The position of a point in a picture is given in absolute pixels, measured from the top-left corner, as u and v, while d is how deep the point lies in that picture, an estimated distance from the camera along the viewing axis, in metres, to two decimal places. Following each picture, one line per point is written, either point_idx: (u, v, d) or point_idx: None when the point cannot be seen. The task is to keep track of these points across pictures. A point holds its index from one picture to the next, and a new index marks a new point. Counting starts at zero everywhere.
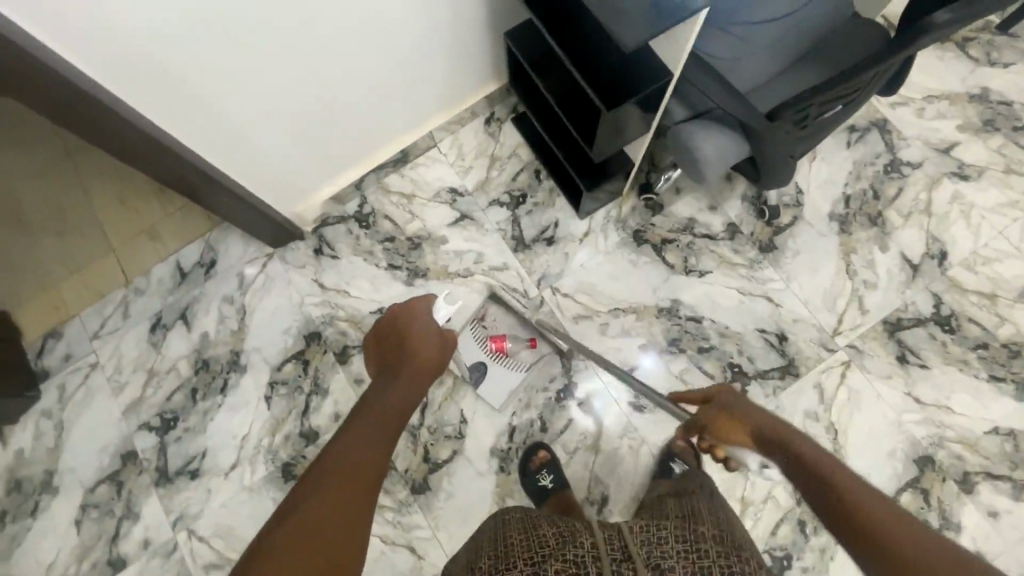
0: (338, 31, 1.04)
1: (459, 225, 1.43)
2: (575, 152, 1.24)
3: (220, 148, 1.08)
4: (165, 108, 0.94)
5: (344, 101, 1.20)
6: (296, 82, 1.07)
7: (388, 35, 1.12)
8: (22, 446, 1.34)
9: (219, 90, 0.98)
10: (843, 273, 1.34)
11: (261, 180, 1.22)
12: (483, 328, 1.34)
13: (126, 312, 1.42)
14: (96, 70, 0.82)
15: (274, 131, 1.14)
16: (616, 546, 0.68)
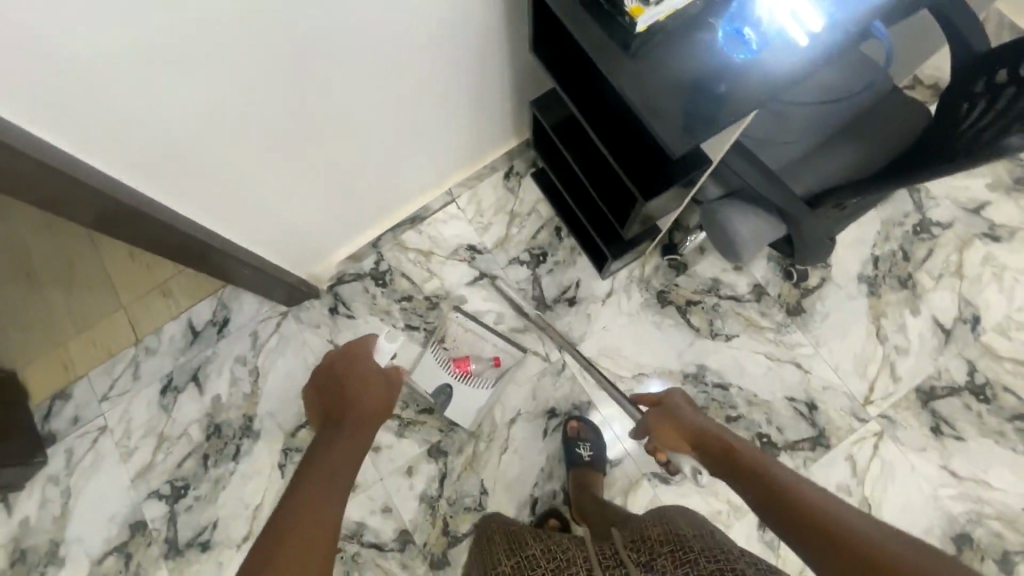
0: (347, 83, 0.95)
1: (478, 284, 1.40)
2: (600, 218, 1.20)
3: (215, 207, 1.00)
4: (153, 173, 0.85)
5: (351, 151, 1.12)
6: (299, 136, 0.99)
7: (402, 85, 1.04)
8: (27, 515, 1.30)
9: (207, 143, 0.86)
10: (873, 339, 1.31)
11: (257, 236, 1.14)
12: (445, 350, 1.32)
13: (136, 373, 1.39)
14: (62, 129, 0.70)
15: (266, 180, 1.03)
16: (608, 555, 0.80)
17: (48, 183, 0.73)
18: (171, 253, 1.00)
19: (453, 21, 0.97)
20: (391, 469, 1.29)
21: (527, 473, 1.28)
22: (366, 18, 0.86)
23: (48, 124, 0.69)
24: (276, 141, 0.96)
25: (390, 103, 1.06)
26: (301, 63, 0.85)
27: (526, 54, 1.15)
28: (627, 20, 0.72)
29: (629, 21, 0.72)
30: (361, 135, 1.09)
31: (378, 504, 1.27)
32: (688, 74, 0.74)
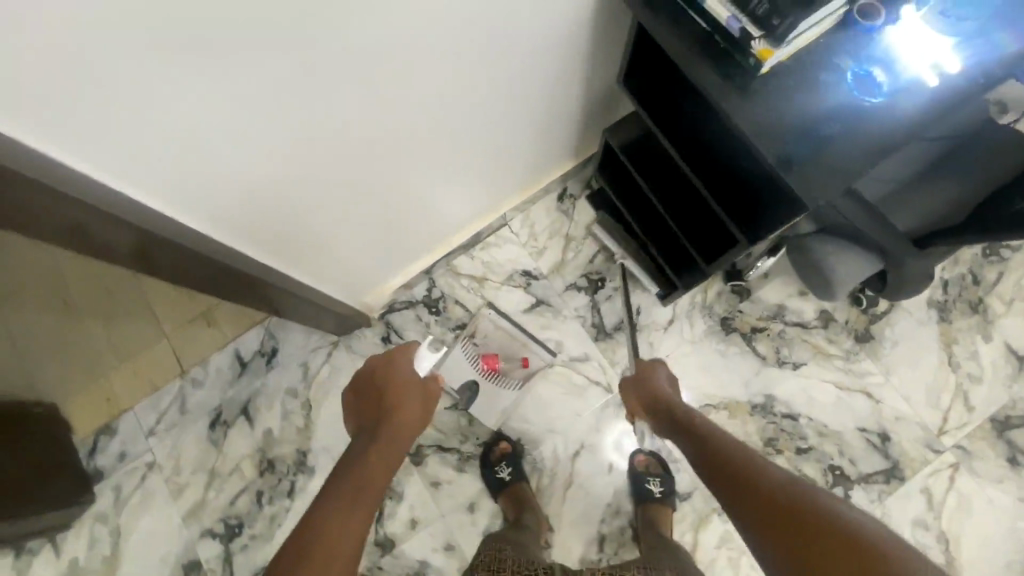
0: (412, 104, 0.85)
1: (535, 311, 1.36)
2: (670, 246, 1.15)
3: (266, 237, 0.92)
4: (209, 208, 0.78)
5: (409, 175, 1.03)
6: (360, 163, 0.90)
7: (469, 105, 0.95)
8: (76, 556, 1.27)
9: (259, 169, 0.77)
10: (945, 367, 1.27)
11: (307, 264, 1.07)
12: (474, 346, 1.30)
13: (184, 407, 1.35)
14: (102, 161, 0.60)
15: (319, 206, 0.93)
16: None
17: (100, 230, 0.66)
18: (224, 288, 0.94)
19: (531, 40, 0.89)
20: (453, 505, 1.26)
21: (592, 508, 1.25)
22: (442, 36, 0.77)
23: (104, 167, 0.61)
24: (337, 170, 0.88)
25: (454, 125, 0.97)
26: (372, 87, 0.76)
27: (595, 80, 1.10)
28: (751, 60, 0.67)
29: (755, 63, 0.67)
30: (421, 159, 1.01)
31: (440, 541, 1.24)
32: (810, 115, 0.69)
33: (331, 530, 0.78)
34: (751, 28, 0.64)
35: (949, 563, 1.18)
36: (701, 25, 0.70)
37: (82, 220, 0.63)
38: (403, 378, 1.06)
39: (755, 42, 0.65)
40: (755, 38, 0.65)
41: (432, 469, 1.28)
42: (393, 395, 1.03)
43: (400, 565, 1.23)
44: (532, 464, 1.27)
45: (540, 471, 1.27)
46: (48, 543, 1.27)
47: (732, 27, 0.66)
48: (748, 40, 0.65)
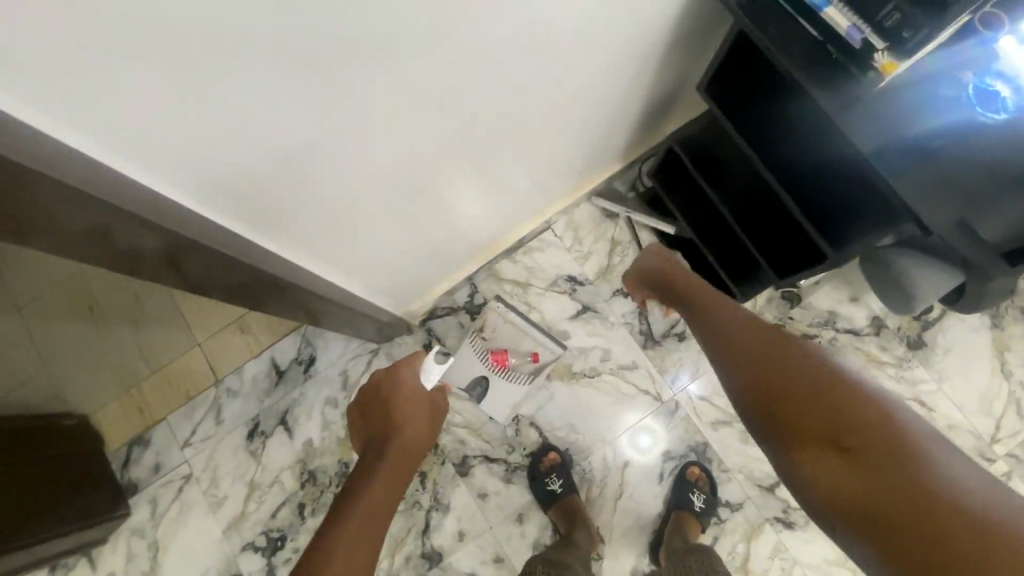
0: (488, 94, 0.76)
1: (581, 317, 1.33)
2: (731, 255, 1.12)
3: (328, 253, 0.87)
4: (283, 228, 0.73)
5: (469, 180, 0.98)
6: (426, 170, 0.84)
7: (540, 110, 0.90)
8: (113, 570, 1.24)
9: (325, 173, 0.67)
10: (998, 374, 1.26)
11: (363, 276, 1.03)
12: (483, 341, 1.24)
13: (220, 416, 1.31)
14: (156, 165, 0.48)
15: (376, 208, 0.85)
16: None
17: (185, 262, 0.62)
18: (288, 306, 0.90)
19: (615, 37, 0.83)
20: (502, 516, 1.24)
21: (642, 518, 1.24)
22: (532, 42, 0.72)
23: (198, 195, 0.56)
24: (404, 181, 0.83)
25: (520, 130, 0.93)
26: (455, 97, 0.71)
27: (657, 81, 1.05)
28: (873, 73, 0.66)
29: (876, 75, 0.66)
30: (484, 164, 0.96)
31: (488, 554, 1.21)
32: (920, 135, 0.67)
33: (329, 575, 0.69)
34: (875, 40, 0.63)
35: None
36: (813, 34, 0.70)
37: (173, 255, 0.59)
38: (408, 394, 0.97)
39: (877, 55, 0.64)
40: (879, 49, 0.63)
41: (479, 480, 1.25)
42: (399, 410, 0.94)
43: None
44: (581, 474, 1.26)
45: (589, 481, 1.25)
46: (84, 558, 1.24)
47: (852, 37, 0.65)
48: (870, 52, 0.64)
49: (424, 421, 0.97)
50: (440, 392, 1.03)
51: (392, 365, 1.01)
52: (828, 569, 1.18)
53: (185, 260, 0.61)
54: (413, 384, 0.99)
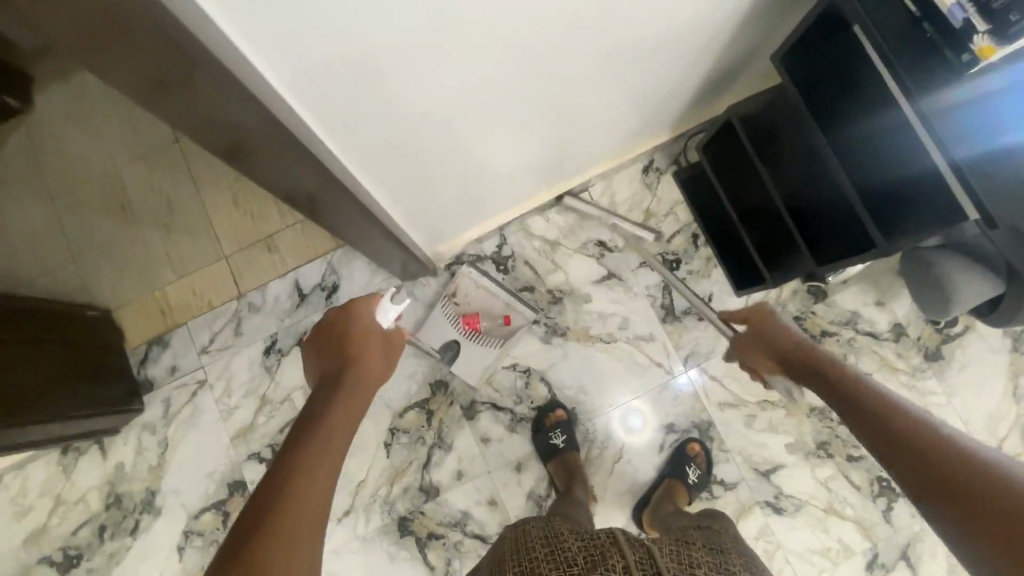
0: (562, 39, 0.76)
1: (606, 283, 1.33)
2: (768, 240, 1.11)
3: (379, 170, 0.89)
4: (345, 133, 0.74)
5: (521, 130, 0.99)
6: (489, 106, 0.85)
7: (604, 65, 0.89)
8: (122, 460, 1.28)
9: (398, 87, 0.69)
10: (1009, 397, 1.26)
11: (405, 204, 1.04)
12: (454, 306, 1.27)
13: (239, 328, 1.33)
14: (252, 27, 0.50)
15: (434, 138, 0.86)
16: (643, 558, 0.69)
17: (256, 144, 0.63)
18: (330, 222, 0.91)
19: None
20: (501, 463, 1.27)
21: (636, 484, 1.27)
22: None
23: (276, 71, 0.58)
24: (462, 114, 0.83)
25: (580, 83, 0.91)
26: (525, 29, 0.70)
27: (727, 51, 1.03)
28: (967, 57, 0.65)
29: (970, 59, 0.65)
30: (539, 111, 0.95)
31: (484, 496, 1.25)
32: (1001, 131, 0.66)
33: (298, 512, 0.57)
34: (976, 20, 0.62)
35: None
36: (908, 10, 0.70)
37: (248, 132, 0.60)
38: (358, 333, 0.79)
39: (976, 38, 0.63)
40: (979, 31, 0.62)
41: (483, 425, 1.28)
42: (353, 344, 0.78)
43: (443, 513, 1.24)
44: (584, 434, 1.28)
45: (590, 442, 1.28)
46: (95, 444, 1.29)
47: (954, 16, 0.63)
48: (969, 32, 0.63)
49: (380, 356, 0.80)
50: (397, 332, 0.83)
51: (337, 311, 0.82)
52: (810, 557, 1.21)
53: (255, 138, 0.62)
54: (370, 327, 0.80)
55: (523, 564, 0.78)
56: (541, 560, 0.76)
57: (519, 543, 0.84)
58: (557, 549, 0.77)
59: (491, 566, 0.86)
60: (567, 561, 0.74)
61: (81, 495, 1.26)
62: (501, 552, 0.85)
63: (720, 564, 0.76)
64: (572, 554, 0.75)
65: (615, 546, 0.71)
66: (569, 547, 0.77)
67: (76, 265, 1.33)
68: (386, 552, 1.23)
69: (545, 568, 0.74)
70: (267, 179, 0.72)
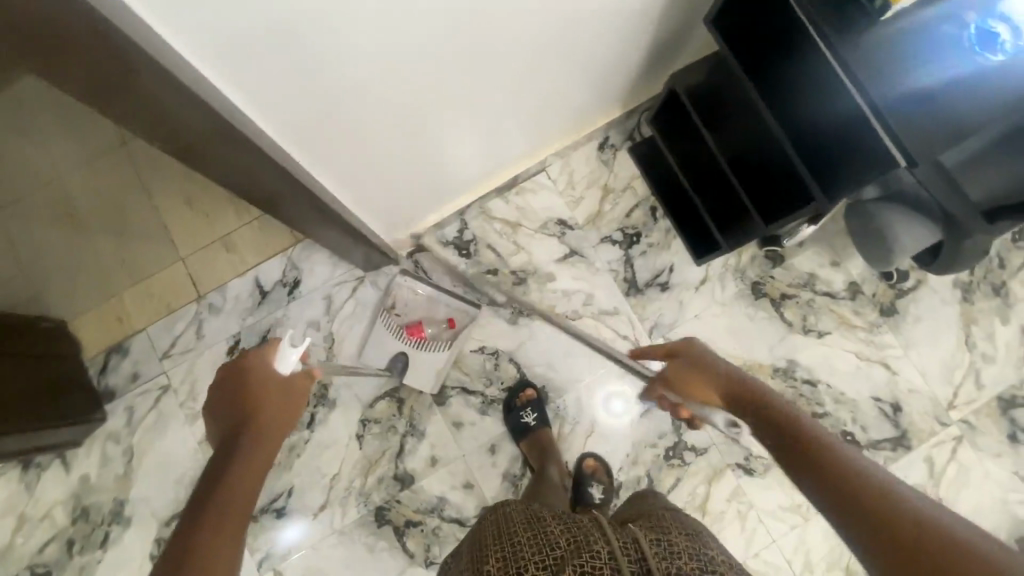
0: (497, 33, 0.80)
1: (568, 261, 1.34)
2: (720, 206, 1.14)
3: (331, 165, 0.89)
4: (290, 126, 0.75)
5: (470, 121, 1.02)
6: (435, 101, 0.88)
7: (542, 55, 0.93)
8: (87, 472, 1.25)
9: (340, 83, 0.71)
10: (962, 346, 1.30)
11: (362, 197, 1.05)
12: (397, 318, 1.29)
13: (200, 330, 1.31)
14: (186, 29, 0.53)
15: (383, 132, 0.88)
16: (630, 552, 0.69)
17: (182, 120, 0.61)
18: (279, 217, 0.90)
19: None
20: (474, 446, 1.27)
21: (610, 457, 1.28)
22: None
23: (213, 67, 0.59)
24: (407, 104, 0.85)
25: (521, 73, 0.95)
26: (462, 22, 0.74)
27: (668, 20, 1.04)
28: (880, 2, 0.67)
29: (882, 4, 0.67)
30: (486, 103, 0.98)
31: (459, 480, 1.25)
32: (919, 68, 0.68)
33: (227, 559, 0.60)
34: None
35: None
36: None
37: (179, 109, 0.59)
38: (259, 386, 0.81)
39: None
40: None
41: (455, 409, 1.28)
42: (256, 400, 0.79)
43: (419, 500, 1.24)
44: (556, 411, 1.29)
45: (562, 418, 1.29)
46: (58, 458, 1.25)
47: None
48: None
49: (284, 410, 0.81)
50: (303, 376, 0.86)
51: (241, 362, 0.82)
52: (781, 515, 1.24)
53: (189, 117, 0.61)
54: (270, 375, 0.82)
55: (505, 547, 0.76)
56: (522, 544, 0.75)
57: (500, 527, 0.82)
58: (540, 534, 0.77)
59: (473, 549, 0.84)
60: (550, 546, 0.73)
61: (46, 511, 1.23)
62: (482, 532, 0.85)
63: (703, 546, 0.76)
64: (555, 537, 0.75)
65: (604, 542, 0.70)
66: (553, 531, 0.77)
67: None
68: (365, 544, 1.22)
69: (528, 554, 0.73)
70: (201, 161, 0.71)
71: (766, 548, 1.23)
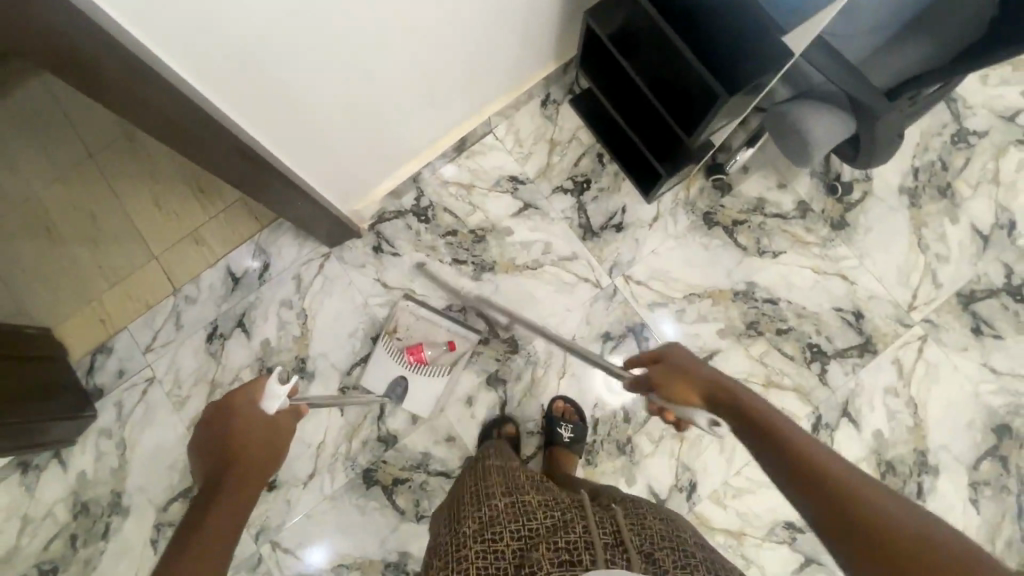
0: (428, 31, 0.95)
1: (524, 215, 1.38)
2: (653, 135, 1.19)
3: (290, 144, 0.96)
4: (243, 106, 0.82)
5: (418, 101, 1.13)
6: (383, 94, 1.02)
7: (472, 30, 1.03)
8: (83, 468, 1.29)
9: (299, 87, 0.86)
10: (915, 249, 1.33)
11: (330, 182, 1.16)
12: (397, 341, 1.29)
13: (179, 322, 1.36)
14: (164, 42, 0.65)
15: (344, 129, 1.03)
16: (606, 531, 0.71)
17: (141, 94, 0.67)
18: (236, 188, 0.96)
19: None
20: (453, 400, 1.30)
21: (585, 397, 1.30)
22: None
23: (169, 51, 0.66)
24: (351, 79, 0.92)
25: (457, 47, 1.05)
26: (395, 26, 0.88)
27: None
28: None
29: None
30: (430, 83, 1.10)
31: (441, 434, 1.29)
32: None
33: None
34: None
35: (917, 425, 1.26)
36: None
37: (140, 91, 0.67)
38: (244, 413, 0.94)
39: None
40: None
41: None
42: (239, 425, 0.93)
43: (404, 458, 1.27)
44: (527, 357, 1.32)
45: (534, 364, 1.32)
46: (54, 458, 1.29)
47: None
48: None
49: (263, 450, 0.93)
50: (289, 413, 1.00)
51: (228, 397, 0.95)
52: None
53: (155, 98, 0.69)
54: (255, 414, 0.94)
55: (481, 508, 0.80)
56: (499, 508, 0.79)
57: (478, 492, 0.85)
58: (517, 501, 0.80)
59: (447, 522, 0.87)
60: (525, 515, 0.76)
61: (47, 510, 1.27)
62: (460, 498, 0.88)
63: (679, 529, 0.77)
64: (531, 509, 0.78)
65: (582, 519, 0.73)
66: (529, 501, 0.80)
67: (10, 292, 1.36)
68: (355, 506, 1.26)
69: (503, 520, 0.76)
70: (174, 145, 0.79)
71: (746, 466, 1.26)
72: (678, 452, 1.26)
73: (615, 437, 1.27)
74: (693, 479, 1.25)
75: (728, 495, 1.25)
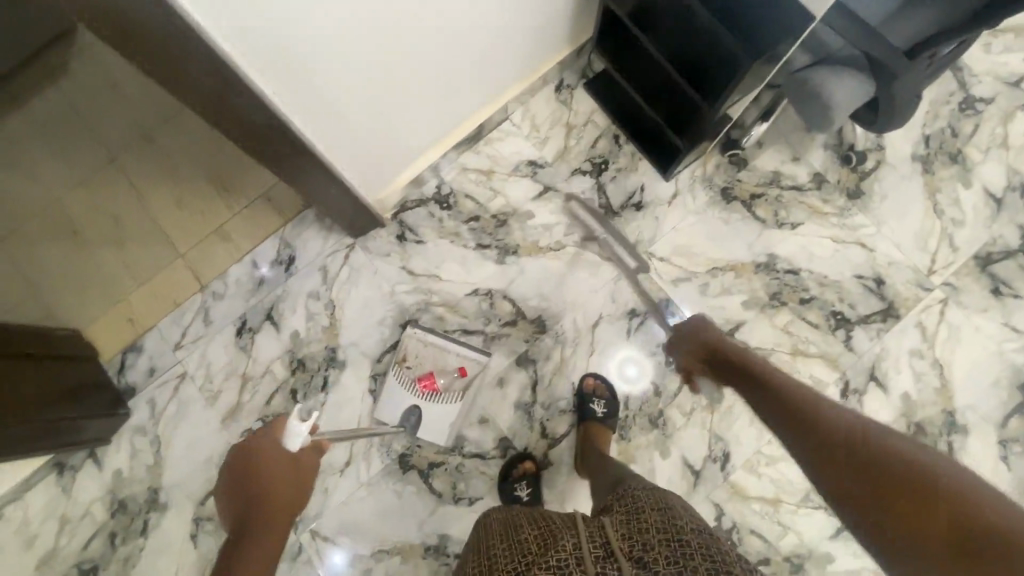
0: (452, 23, 1.00)
1: (544, 198, 1.40)
2: (670, 109, 1.22)
3: (324, 137, 1.00)
4: (285, 92, 0.85)
5: (443, 91, 1.17)
6: (410, 85, 1.06)
7: (493, 16, 1.07)
8: (119, 467, 1.30)
9: (334, 78, 0.90)
10: (930, 215, 1.36)
11: (360, 172, 1.18)
12: (408, 371, 1.30)
13: (208, 317, 1.37)
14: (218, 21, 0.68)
15: (373, 122, 1.06)
16: (597, 544, 0.73)
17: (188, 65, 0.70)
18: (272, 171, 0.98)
19: None
20: (483, 383, 1.32)
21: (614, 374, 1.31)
22: None
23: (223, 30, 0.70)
24: (380, 73, 0.97)
25: (479, 35, 1.09)
26: (421, 18, 0.93)
27: None
28: None
29: None
30: (454, 72, 1.13)
31: (474, 417, 1.30)
32: None
33: None
34: None
35: (943, 385, 1.28)
36: None
37: (186, 61, 0.70)
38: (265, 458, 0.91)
39: None
40: None
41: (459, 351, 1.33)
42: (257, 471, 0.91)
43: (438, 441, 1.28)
44: (555, 337, 1.34)
45: (562, 344, 1.33)
46: (89, 458, 1.30)
47: None
48: None
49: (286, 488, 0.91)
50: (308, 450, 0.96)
51: (246, 441, 0.95)
52: None
53: (198, 73, 0.72)
54: (276, 453, 0.91)
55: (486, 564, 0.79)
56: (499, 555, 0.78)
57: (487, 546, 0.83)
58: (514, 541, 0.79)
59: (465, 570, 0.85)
60: (520, 552, 0.76)
61: (85, 510, 1.27)
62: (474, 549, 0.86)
63: (677, 520, 0.77)
64: (526, 543, 0.77)
65: (571, 538, 0.74)
66: (525, 537, 0.79)
67: (37, 296, 1.36)
68: (393, 491, 1.27)
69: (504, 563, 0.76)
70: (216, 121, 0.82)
71: None
72: (710, 424, 1.27)
73: (646, 412, 1.29)
74: (726, 449, 1.27)
75: (762, 463, 1.26)
